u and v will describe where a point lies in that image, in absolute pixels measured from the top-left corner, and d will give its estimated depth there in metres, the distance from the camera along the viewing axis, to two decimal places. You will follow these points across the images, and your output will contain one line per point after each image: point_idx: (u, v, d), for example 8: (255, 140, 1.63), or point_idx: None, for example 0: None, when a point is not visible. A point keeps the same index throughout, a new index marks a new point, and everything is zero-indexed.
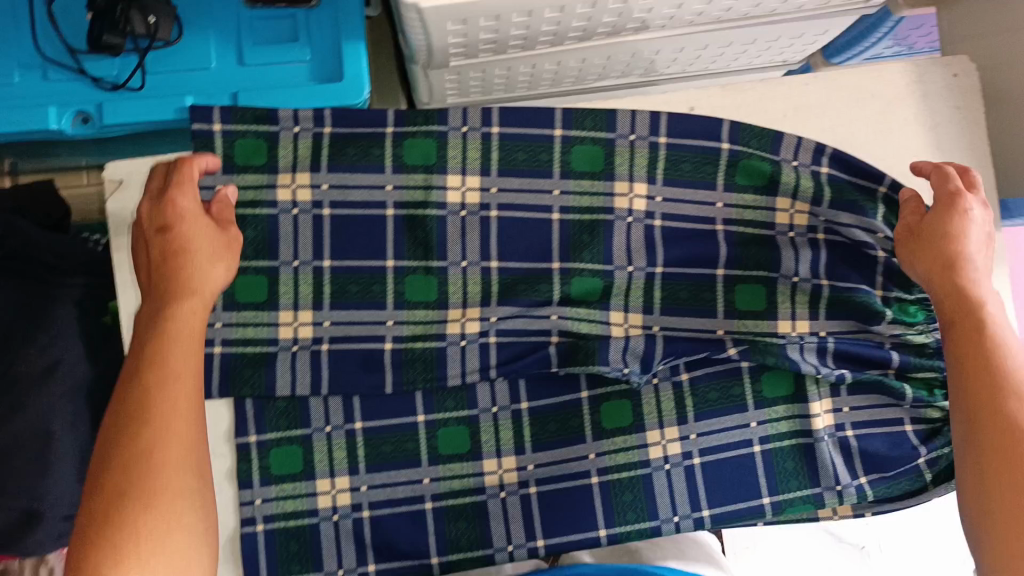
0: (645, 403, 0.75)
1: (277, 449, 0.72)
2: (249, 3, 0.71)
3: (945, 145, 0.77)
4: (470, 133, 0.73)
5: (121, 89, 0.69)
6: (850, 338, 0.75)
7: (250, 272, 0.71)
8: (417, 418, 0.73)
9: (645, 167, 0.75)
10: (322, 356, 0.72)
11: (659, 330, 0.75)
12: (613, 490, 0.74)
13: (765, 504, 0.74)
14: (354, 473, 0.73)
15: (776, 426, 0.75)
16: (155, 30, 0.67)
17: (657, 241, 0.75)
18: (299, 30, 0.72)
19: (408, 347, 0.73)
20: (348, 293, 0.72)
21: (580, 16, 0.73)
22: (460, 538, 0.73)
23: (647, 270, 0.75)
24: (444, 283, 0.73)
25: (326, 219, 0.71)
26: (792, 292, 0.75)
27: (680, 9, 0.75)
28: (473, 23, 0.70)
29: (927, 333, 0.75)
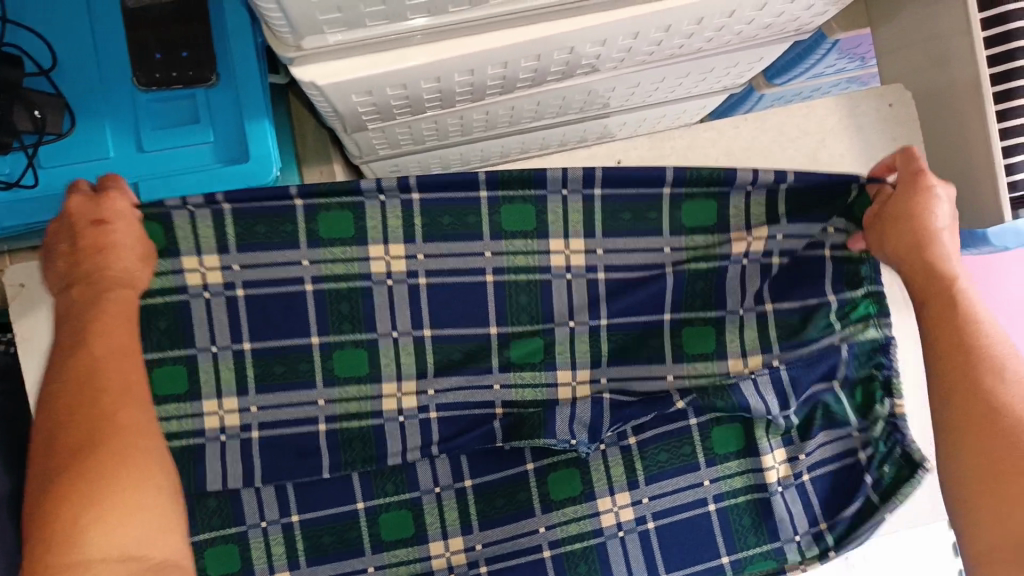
0: (593, 470, 0.72)
1: (210, 550, 0.68)
2: (143, 86, 0.66)
3: None
4: (388, 201, 0.68)
5: (15, 188, 0.65)
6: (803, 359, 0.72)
7: (167, 363, 0.67)
8: (358, 505, 0.70)
9: (581, 223, 0.71)
10: (253, 444, 0.69)
11: (606, 380, 0.73)
12: (568, 562, 0.71)
13: (725, 564, 0.72)
14: (295, 567, 0.70)
15: (730, 483, 0.73)
16: (43, 125, 0.63)
17: (592, 296, 0.72)
18: (201, 111, 0.68)
19: (343, 428, 0.70)
20: (274, 374, 0.69)
21: (495, 75, 0.69)
22: None
23: (590, 324, 0.72)
24: (375, 356, 0.70)
25: (241, 294, 0.67)
26: (739, 328, 0.73)
27: (599, 58, 0.71)
28: (381, 93, 0.66)
29: (881, 327, 0.73)
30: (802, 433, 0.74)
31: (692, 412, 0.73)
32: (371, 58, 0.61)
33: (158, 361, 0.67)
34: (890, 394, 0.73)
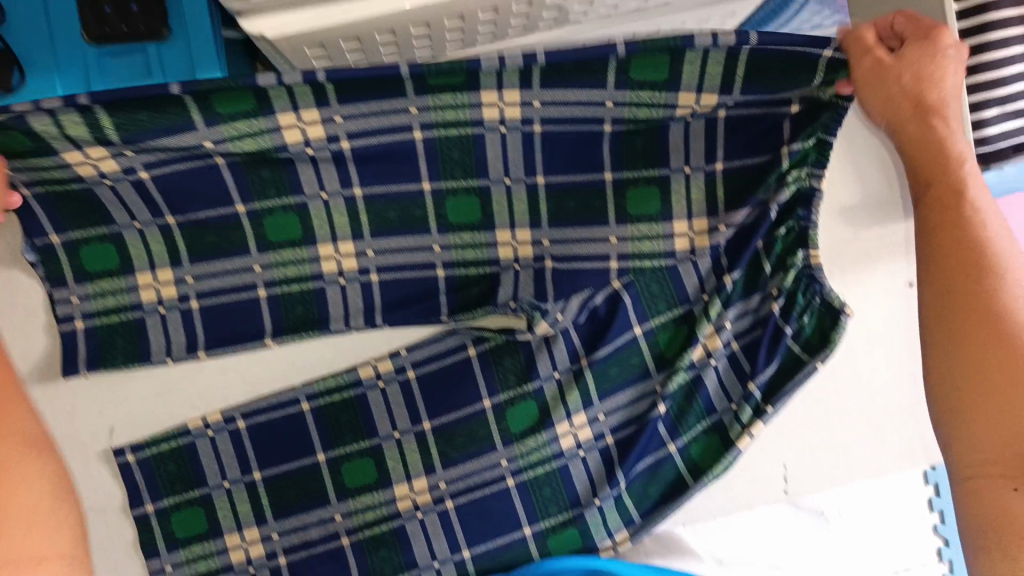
0: (549, 399, 0.72)
1: (178, 513, 0.70)
2: (93, 41, 0.65)
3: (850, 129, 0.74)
4: (287, 77, 0.55)
5: None
6: (739, 229, 0.68)
7: (94, 241, 0.65)
8: (318, 457, 0.71)
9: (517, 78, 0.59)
10: (195, 312, 0.68)
11: (549, 241, 0.69)
12: (532, 487, 0.72)
13: (672, 451, 0.73)
14: (263, 522, 0.71)
15: (672, 381, 0.71)
16: None
17: (545, 252, 0.70)
18: (152, 65, 0.67)
19: (327, 402, 0.71)
20: (206, 244, 0.66)
21: (452, 28, 0.68)
22: (383, 566, 0.71)
23: (528, 182, 0.67)
24: (307, 216, 0.66)
25: (173, 228, 0.65)
26: (686, 189, 0.67)
27: (560, 10, 0.70)
28: (334, 46, 0.65)
29: (806, 180, 0.65)
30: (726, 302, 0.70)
31: (635, 313, 0.71)
32: (318, 6, 0.60)
33: (82, 241, 0.64)
34: (805, 245, 0.67)
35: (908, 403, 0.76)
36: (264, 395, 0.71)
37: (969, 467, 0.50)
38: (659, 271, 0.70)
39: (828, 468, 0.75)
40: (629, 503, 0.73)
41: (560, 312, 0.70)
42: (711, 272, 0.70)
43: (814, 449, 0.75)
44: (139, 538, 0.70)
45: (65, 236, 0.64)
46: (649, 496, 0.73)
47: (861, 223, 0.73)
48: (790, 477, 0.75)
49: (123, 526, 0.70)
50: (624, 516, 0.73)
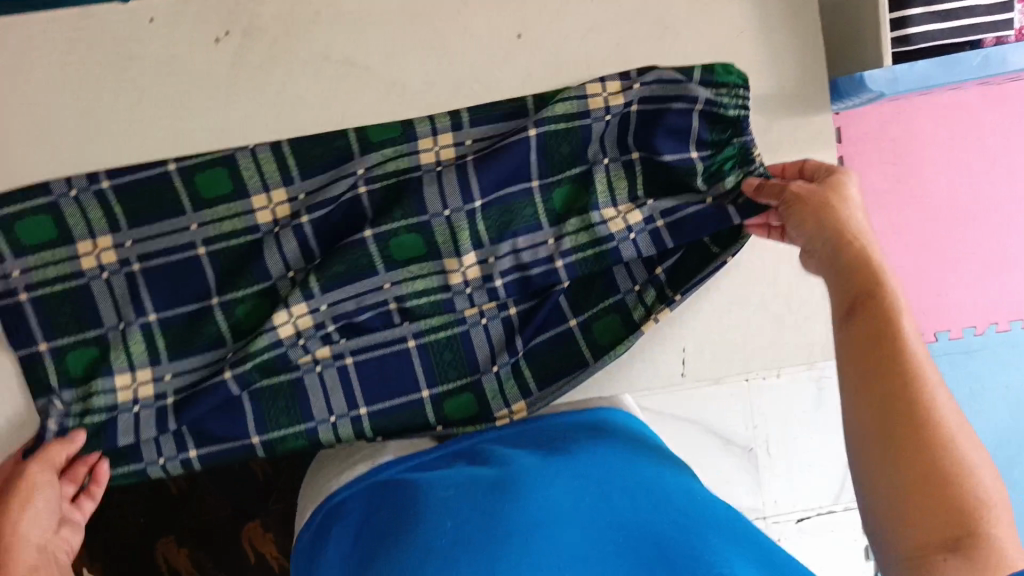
0: (437, 233, 0.71)
1: (68, 353, 0.68)
2: None
3: (771, 25, 0.73)
4: (305, 345, 0.70)
5: None
6: (656, 100, 0.70)
7: (29, 213, 0.67)
8: (212, 302, 0.71)
9: (470, 237, 0.71)
10: (138, 275, 0.70)
11: (470, 141, 0.72)
12: (432, 350, 0.73)
13: (573, 325, 0.74)
14: (157, 364, 0.70)
15: (579, 240, 0.72)
16: None
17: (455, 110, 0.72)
18: None
19: (223, 246, 0.71)
20: (141, 212, 0.69)
21: None
22: (279, 416, 0.72)
23: (465, 208, 0.71)
24: (236, 169, 0.70)
25: (109, 193, 0.69)
26: (608, 180, 0.72)
27: None
28: None
29: (734, 100, 0.68)
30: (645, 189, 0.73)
31: (536, 168, 0.72)
32: None
33: (17, 214, 0.67)
34: (745, 164, 0.70)
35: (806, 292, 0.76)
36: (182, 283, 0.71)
37: (907, 478, 0.48)
38: (571, 186, 0.73)
39: (725, 354, 0.76)
40: (526, 372, 0.75)
41: (468, 138, 0.72)
42: (619, 178, 0.73)
43: (711, 333, 0.76)
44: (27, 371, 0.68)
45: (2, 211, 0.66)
46: (548, 368, 0.75)
47: (777, 113, 0.74)
48: (687, 359, 0.76)
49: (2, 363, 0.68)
50: (522, 386, 0.75)
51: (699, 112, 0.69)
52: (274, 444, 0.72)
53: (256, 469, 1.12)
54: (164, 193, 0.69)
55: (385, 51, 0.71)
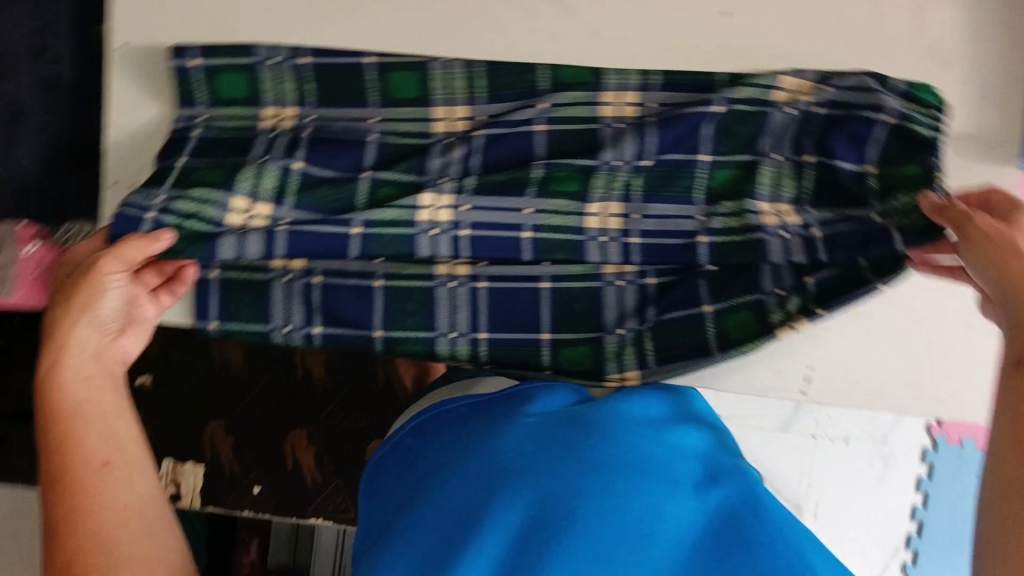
0: (597, 177, 0.71)
1: (203, 171, 0.69)
2: None
3: (981, 59, 0.71)
4: (439, 235, 0.71)
5: None
6: (842, 110, 0.69)
7: (231, 69, 0.69)
8: (364, 174, 0.70)
9: (624, 188, 0.71)
10: (309, 135, 0.71)
11: (656, 104, 0.70)
12: (563, 296, 0.74)
13: (706, 312, 0.73)
14: (278, 205, 0.69)
15: (727, 224, 0.72)
16: None
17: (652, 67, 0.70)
18: None
19: (395, 141, 0.71)
20: (331, 89, 0.70)
21: None
22: (406, 317, 0.73)
23: (634, 163, 0.71)
24: (427, 77, 0.70)
25: (307, 69, 0.70)
26: (776, 175, 0.71)
27: None
28: None
29: (929, 124, 0.67)
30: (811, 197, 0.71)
31: (710, 143, 0.70)
32: None
33: (222, 68, 0.69)
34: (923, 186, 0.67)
35: (952, 346, 0.74)
36: (336, 172, 0.71)
37: None
38: (739, 172, 0.71)
39: (851, 385, 0.74)
40: (648, 347, 0.74)
41: (655, 102, 0.70)
42: (788, 175, 0.71)
43: (844, 360, 0.74)
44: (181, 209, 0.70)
45: (209, 61, 0.69)
46: (670, 346, 0.74)
47: (965, 154, 0.72)
48: (813, 378, 0.74)
49: None
50: (640, 357, 0.74)
51: (885, 124, 0.68)
52: (394, 342, 0.74)
53: (318, 381, 1.27)
54: (353, 81, 0.70)
55: None
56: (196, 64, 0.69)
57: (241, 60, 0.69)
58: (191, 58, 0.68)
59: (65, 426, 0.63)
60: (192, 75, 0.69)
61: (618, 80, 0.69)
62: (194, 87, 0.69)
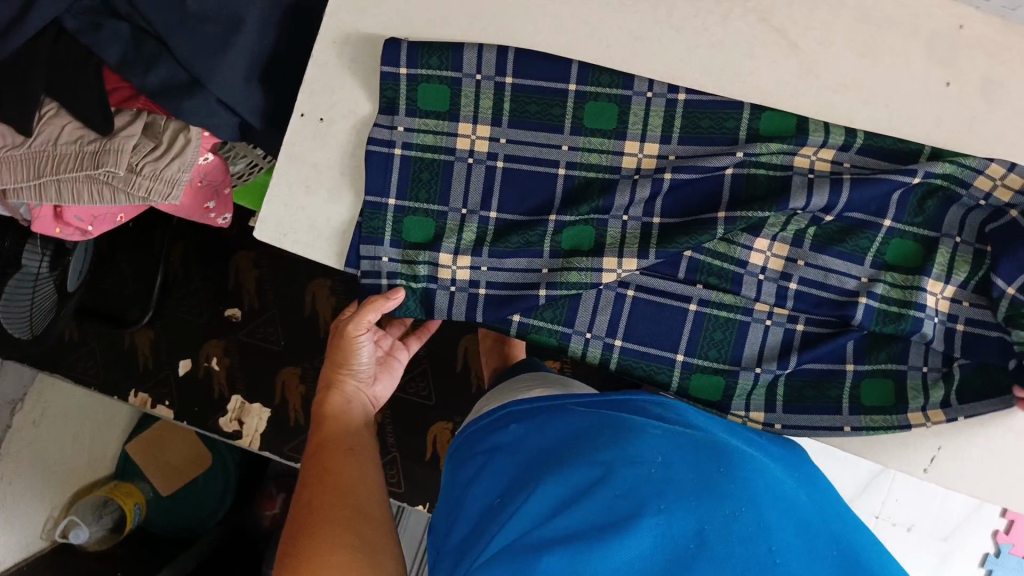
0: (772, 217, 0.69)
1: (412, 216, 0.70)
2: None
3: None
4: (605, 288, 0.73)
5: None
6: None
7: (435, 81, 0.68)
8: (551, 216, 0.70)
9: (795, 229, 0.71)
10: (497, 172, 0.70)
11: (849, 164, 0.69)
12: (707, 323, 0.73)
13: (848, 371, 0.73)
14: (478, 254, 0.70)
15: (888, 294, 0.70)
16: None
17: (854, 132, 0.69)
18: None
19: (581, 175, 0.70)
20: (527, 113, 0.69)
21: None
22: (549, 307, 0.73)
23: (816, 215, 0.69)
24: (626, 112, 0.68)
25: (507, 89, 0.69)
26: (950, 256, 0.69)
27: None
28: None
29: None
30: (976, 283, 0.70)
31: (895, 210, 0.69)
32: None
33: (424, 78, 0.68)
34: None
35: None
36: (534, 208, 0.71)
37: None
38: (916, 245, 0.70)
39: (978, 476, 0.72)
40: (779, 394, 0.75)
41: (848, 161, 0.69)
42: (962, 260, 0.70)
43: (979, 447, 0.72)
44: (368, 220, 0.70)
45: (413, 71, 0.68)
46: (803, 398, 0.74)
47: None
48: (937, 458, 0.72)
49: (343, 198, 0.72)
50: (769, 400, 0.74)
51: None
52: (530, 330, 0.73)
53: None
54: (557, 108, 0.69)
55: (823, 36, 0.69)
56: (405, 73, 0.68)
57: (446, 70, 0.68)
58: (397, 68, 0.68)
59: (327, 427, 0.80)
60: (398, 83, 0.68)
61: (818, 135, 0.67)
62: (397, 92, 0.68)
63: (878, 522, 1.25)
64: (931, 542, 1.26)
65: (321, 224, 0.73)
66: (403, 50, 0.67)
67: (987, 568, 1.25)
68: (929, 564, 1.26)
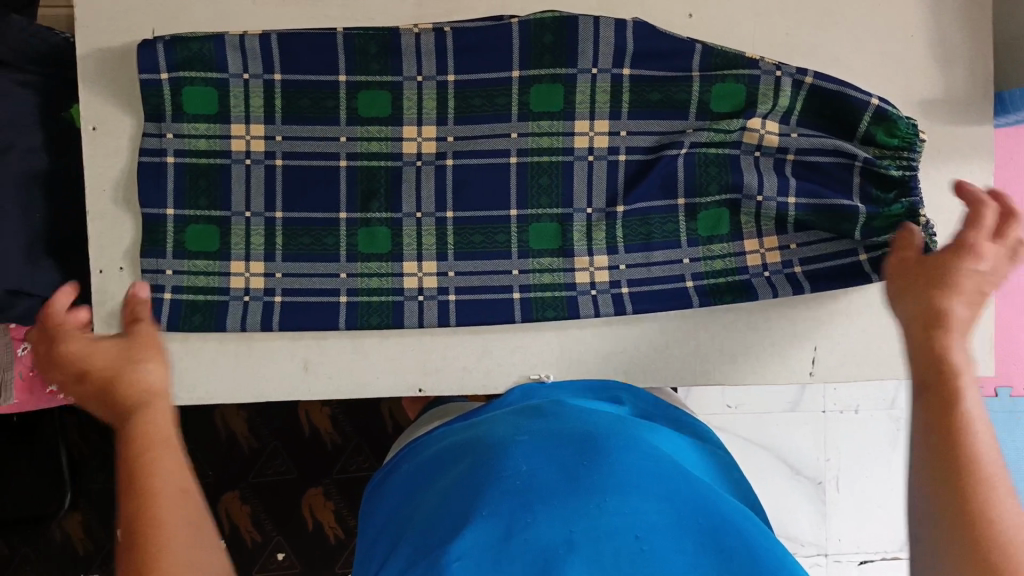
0: (575, 230, 0.72)
1: (192, 226, 0.68)
2: None
3: (944, 28, 0.72)
4: (407, 301, 0.70)
5: None
6: (824, 155, 0.70)
7: (200, 83, 0.67)
8: (340, 217, 0.69)
9: (604, 239, 0.72)
10: (276, 307, 0.69)
11: (621, 195, 0.72)
12: (535, 306, 0.71)
13: (684, 262, 0.72)
14: (270, 260, 0.69)
15: (716, 124, 0.70)
16: None
17: (624, 95, 0.71)
18: None
19: (363, 299, 0.70)
20: (300, 244, 0.69)
21: None
22: (371, 315, 0.70)
23: (607, 211, 0.72)
24: (400, 234, 0.70)
25: (278, 223, 0.69)
26: (755, 215, 0.71)
27: None
28: None
29: (900, 160, 0.69)
30: (795, 225, 0.71)
31: (685, 185, 0.71)
32: None
33: (192, 289, 0.68)
34: (903, 189, 0.68)
35: None
36: (316, 242, 0.69)
37: None
38: (721, 195, 0.71)
39: (855, 358, 0.74)
40: (651, 363, 0.73)
41: (623, 145, 0.71)
42: (769, 215, 0.71)
43: (847, 336, 0.74)
44: (149, 231, 0.67)
45: (180, 211, 0.67)
46: (670, 360, 0.73)
47: (939, 118, 0.72)
48: (818, 359, 0.74)
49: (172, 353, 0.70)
50: (610, 240, 0.72)
51: (857, 169, 0.69)
52: (359, 319, 0.69)
53: (325, 437, 1.20)
54: (331, 238, 0.69)
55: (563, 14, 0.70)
56: (170, 274, 0.67)
57: (208, 31, 0.67)
58: (160, 291, 0.67)
59: (138, 476, 0.43)
60: (164, 224, 0.67)
61: (581, 245, 0.72)
62: (163, 239, 0.67)
63: (828, 416, 1.28)
64: (881, 413, 1.28)
65: None
66: (166, 139, 0.67)
67: None
68: (886, 434, 1.28)
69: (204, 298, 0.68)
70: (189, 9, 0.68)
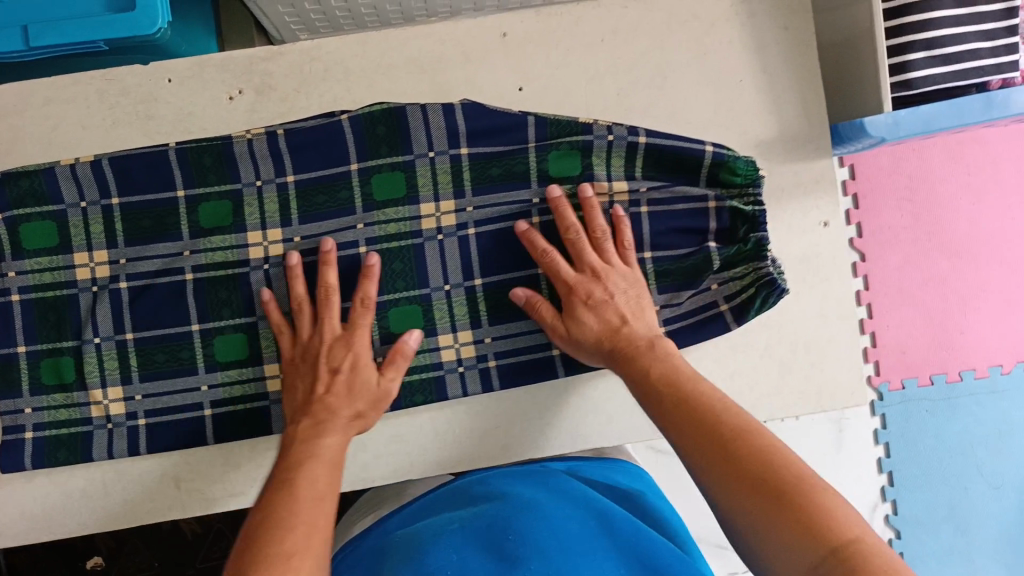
0: (436, 309, 0.71)
1: (45, 360, 0.69)
2: None
3: (771, 69, 0.73)
4: (274, 405, 0.70)
5: None
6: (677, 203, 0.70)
7: (36, 219, 0.68)
8: (193, 328, 0.69)
9: (467, 314, 0.71)
10: (141, 429, 0.69)
11: (480, 271, 0.71)
12: (405, 392, 0.71)
13: None
14: (128, 383, 0.69)
15: (561, 190, 0.70)
16: None
17: (465, 172, 0.70)
18: None
19: (230, 408, 0.70)
20: (156, 364, 0.69)
21: None
22: (241, 425, 0.70)
23: (466, 286, 0.71)
24: (254, 336, 0.69)
25: (130, 344, 0.69)
26: None
27: None
28: None
29: (744, 199, 0.70)
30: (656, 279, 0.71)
31: None
32: None
33: (53, 428, 0.69)
34: (753, 226, 0.69)
35: (816, 343, 0.74)
36: (176, 358, 0.69)
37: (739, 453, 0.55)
38: None
39: None
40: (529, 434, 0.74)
41: (472, 217, 0.71)
42: None
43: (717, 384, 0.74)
44: (4, 370, 0.68)
45: (33, 346, 0.69)
46: (550, 430, 0.74)
47: (777, 158, 0.74)
48: None
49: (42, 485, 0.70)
50: (473, 316, 0.71)
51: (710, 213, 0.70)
52: (226, 429, 0.70)
53: None
54: (187, 352, 0.69)
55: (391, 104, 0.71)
56: (29, 410, 0.69)
57: (39, 165, 0.68)
58: (22, 430, 0.69)
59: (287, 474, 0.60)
60: (18, 361, 0.69)
61: (445, 323, 0.71)
62: (19, 375, 0.69)
63: None
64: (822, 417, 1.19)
65: (29, 508, 0.70)
66: (10, 278, 0.68)
67: (883, 443, 1.20)
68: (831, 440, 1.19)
69: (66, 431, 0.69)
70: (24, 147, 0.69)
